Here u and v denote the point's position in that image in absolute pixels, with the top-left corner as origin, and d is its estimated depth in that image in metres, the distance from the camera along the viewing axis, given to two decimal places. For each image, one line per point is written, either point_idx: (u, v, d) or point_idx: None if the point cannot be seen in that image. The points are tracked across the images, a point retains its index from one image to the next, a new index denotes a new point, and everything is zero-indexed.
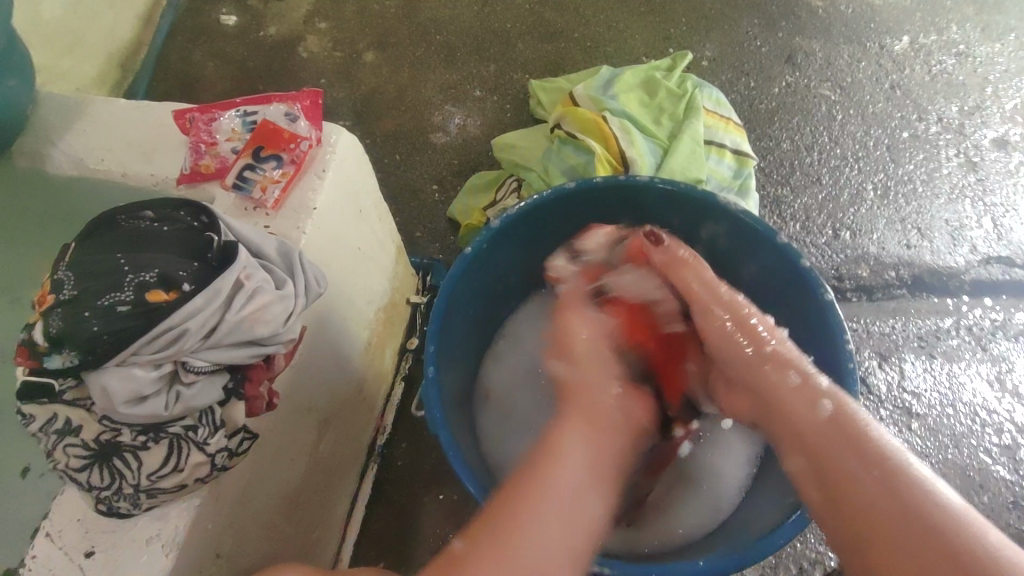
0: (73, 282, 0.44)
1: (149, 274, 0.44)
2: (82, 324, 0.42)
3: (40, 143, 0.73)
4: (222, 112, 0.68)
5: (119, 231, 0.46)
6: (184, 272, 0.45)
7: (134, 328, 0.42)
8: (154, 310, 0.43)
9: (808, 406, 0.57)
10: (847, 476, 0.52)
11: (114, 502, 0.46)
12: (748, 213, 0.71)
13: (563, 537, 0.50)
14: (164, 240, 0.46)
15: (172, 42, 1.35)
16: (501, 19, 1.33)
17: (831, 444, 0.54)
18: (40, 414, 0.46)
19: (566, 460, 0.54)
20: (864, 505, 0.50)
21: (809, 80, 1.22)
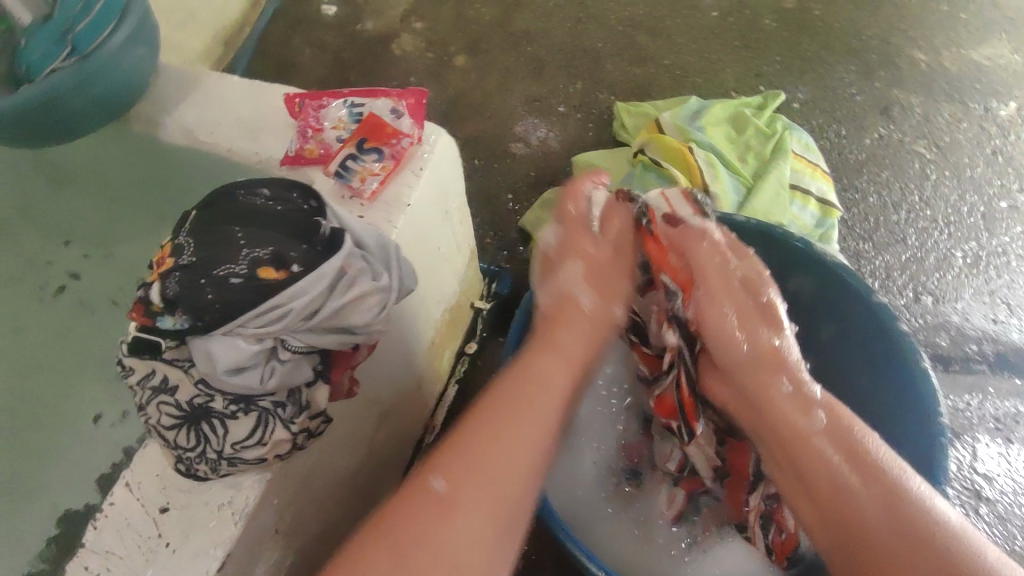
0: (193, 249, 0.45)
1: (262, 251, 0.45)
2: (197, 291, 0.44)
3: (156, 111, 0.77)
4: (331, 100, 0.69)
5: (237, 206, 0.48)
6: (294, 254, 0.46)
7: (244, 301, 0.44)
8: (264, 287, 0.44)
9: (802, 415, 0.56)
10: (840, 489, 0.51)
11: (195, 463, 0.48)
12: (842, 265, 0.68)
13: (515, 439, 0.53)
14: (277, 220, 0.47)
15: (275, 28, 1.41)
16: (594, 38, 1.34)
17: (846, 494, 0.51)
18: (141, 368, 0.48)
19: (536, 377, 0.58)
20: (866, 527, 0.49)
21: (903, 134, 1.19)
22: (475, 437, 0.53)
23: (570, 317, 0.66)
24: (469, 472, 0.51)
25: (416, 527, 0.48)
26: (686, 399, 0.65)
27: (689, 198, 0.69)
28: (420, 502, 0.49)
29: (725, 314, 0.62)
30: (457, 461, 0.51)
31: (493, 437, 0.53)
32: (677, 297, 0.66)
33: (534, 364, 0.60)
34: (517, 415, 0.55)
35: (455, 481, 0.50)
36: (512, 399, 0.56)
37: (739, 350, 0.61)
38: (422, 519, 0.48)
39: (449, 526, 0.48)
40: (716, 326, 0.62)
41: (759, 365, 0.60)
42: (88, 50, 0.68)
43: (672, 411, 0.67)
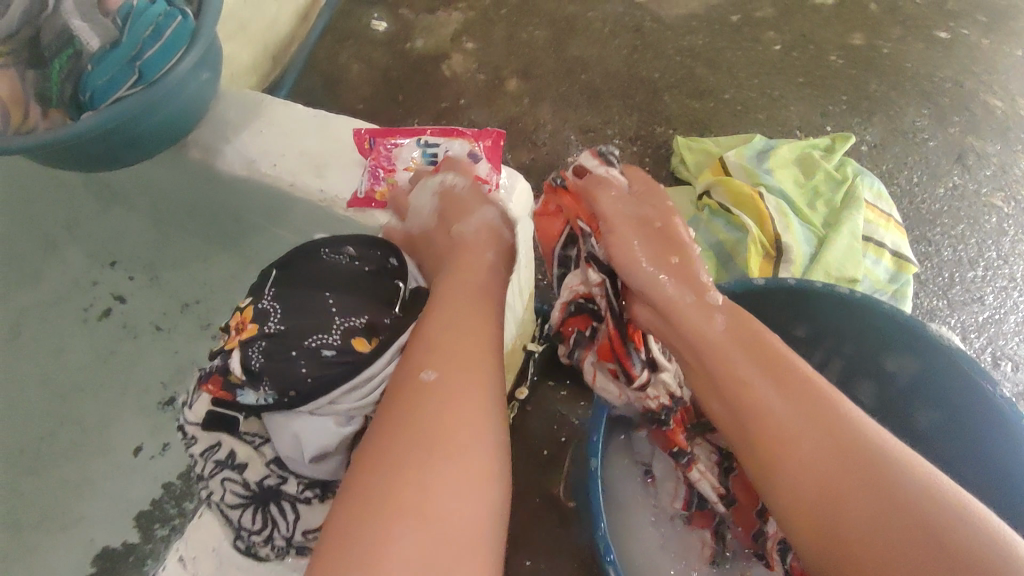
0: (281, 316, 0.45)
1: (354, 322, 0.46)
2: (290, 363, 0.44)
3: (215, 138, 0.74)
4: (404, 139, 0.66)
5: (324, 266, 0.48)
6: (383, 324, 0.47)
7: (340, 375, 0.45)
8: (356, 360, 0.46)
9: (704, 320, 0.58)
10: (761, 401, 0.52)
11: (256, 545, 0.45)
12: (958, 348, 0.63)
13: (474, 336, 0.49)
14: (365, 283, 0.49)
15: (325, 42, 1.39)
16: (651, 67, 1.30)
17: (759, 396, 0.52)
18: (206, 440, 0.46)
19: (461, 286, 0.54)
20: (783, 432, 0.50)
21: (979, 185, 1.13)
22: (431, 349, 0.46)
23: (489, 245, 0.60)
24: (451, 359, 0.46)
25: (408, 413, 0.43)
26: (615, 335, 0.68)
27: (596, 154, 0.72)
28: (408, 394, 0.44)
29: (634, 244, 0.64)
30: (442, 349, 0.47)
31: (447, 324, 0.48)
32: (591, 240, 0.69)
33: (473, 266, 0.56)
34: (456, 312, 0.50)
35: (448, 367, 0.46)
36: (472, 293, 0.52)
37: (659, 282, 0.62)
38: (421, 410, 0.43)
39: (455, 407, 0.44)
40: (626, 256, 0.63)
41: (678, 283, 0.61)
42: (155, 76, 0.66)
43: (611, 355, 0.69)
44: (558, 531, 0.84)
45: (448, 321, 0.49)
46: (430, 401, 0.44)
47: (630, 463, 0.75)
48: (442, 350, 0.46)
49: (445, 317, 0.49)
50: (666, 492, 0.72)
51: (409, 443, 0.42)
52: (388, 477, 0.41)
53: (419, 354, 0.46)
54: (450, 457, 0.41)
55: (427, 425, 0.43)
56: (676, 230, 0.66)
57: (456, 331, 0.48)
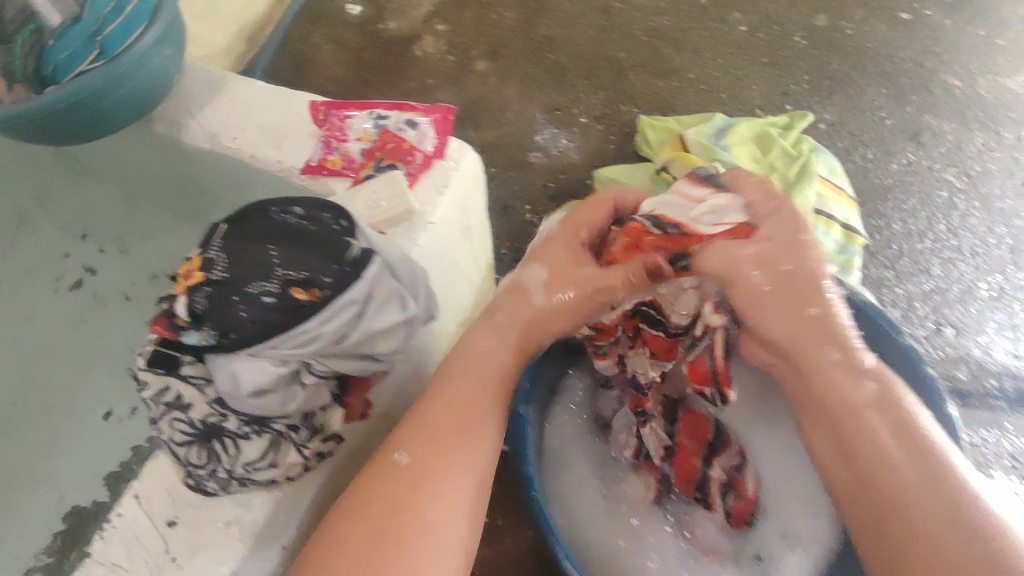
0: (226, 264, 0.44)
1: (297, 271, 0.44)
2: (229, 307, 0.42)
3: (179, 112, 0.76)
4: (358, 112, 0.69)
5: (272, 224, 0.47)
6: (327, 275, 0.45)
7: (280, 322, 0.42)
8: (298, 308, 0.43)
9: (849, 384, 0.54)
10: (887, 469, 0.49)
11: (204, 479, 0.47)
12: (872, 306, 0.68)
13: (461, 416, 0.57)
14: (312, 240, 0.47)
15: (299, 24, 1.41)
16: (618, 48, 1.33)
17: (883, 465, 0.50)
18: (155, 383, 0.46)
19: (470, 358, 0.62)
20: (899, 507, 0.47)
21: (932, 161, 1.16)
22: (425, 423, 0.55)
23: (519, 321, 0.65)
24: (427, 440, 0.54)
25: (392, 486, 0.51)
26: (719, 367, 0.65)
27: (697, 180, 0.68)
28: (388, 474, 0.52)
29: (753, 275, 0.60)
30: (420, 432, 0.55)
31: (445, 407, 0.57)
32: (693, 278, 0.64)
33: (476, 356, 0.62)
34: (457, 396, 0.58)
35: (421, 455, 0.53)
36: (468, 382, 0.59)
37: (801, 338, 0.57)
38: (387, 488, 0.51)
39: (429, 474, 0.52)
40: (750, 300, 0.60)
41: (813, 334, 0.57)
42: (117, 52, 0.69)
43: (703, 377, 0.66)
44: (514, 489, 0.88)
45: (443, 403, 0.57)
46: (412, 478, 0.52)
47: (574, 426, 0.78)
48: (434, 431, 0.55)
49: (447, 401, 0.57)
50: (619, 443, 0.76)
51: (387, 518, 0.49)
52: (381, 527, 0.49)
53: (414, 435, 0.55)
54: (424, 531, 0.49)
55: (381, 511, 0.50)
56: (815, 272, 0.59)
57: (449, 414, 0.56)
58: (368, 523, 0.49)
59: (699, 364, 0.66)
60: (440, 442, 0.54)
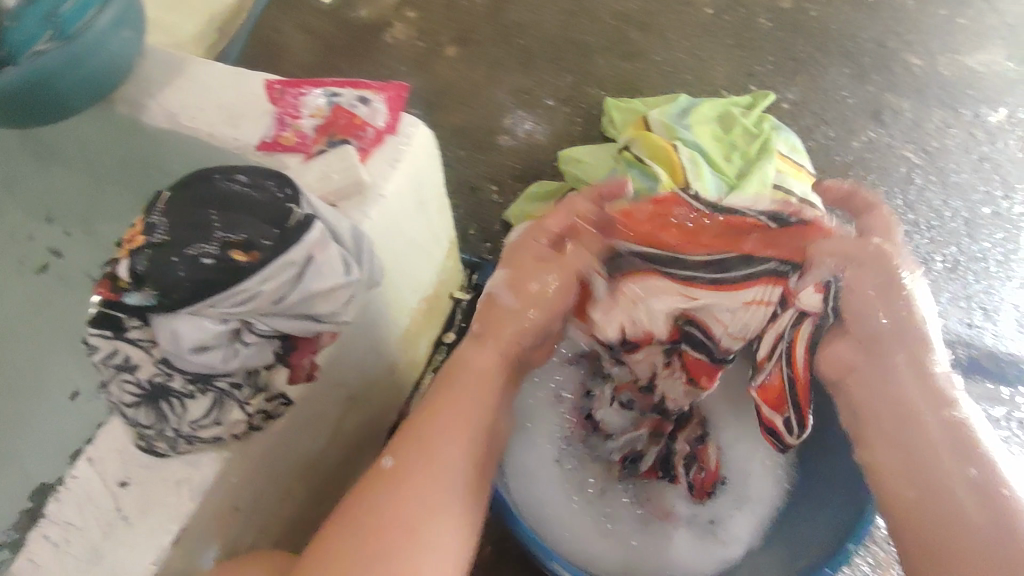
0: (167, 227, 0.45)
1: (237, 234, 0.45)
2: (169, 268, 0.44)
3: (139, 93, 0.77)
4: (311, 89, 0.70)
5: (215, 190, 0.48)
6: (266, 239, 0.46)
7: (219, 281, 0.44)
8: (236, 268, 0.44)
9: (954, 460, 0.52)
10: (970, 535, 0.48)
11: (154, 440, 0.49)
12: None
13: (460, 433, 0.57)
14: (254, 206, 0.48)
15: (269, 12, 1.41)
16: (586, 32, 1.34)
17: (967, 530, 0.48)
18: (104, 347, 0.47)
19: (465, 372, 0.62)
20: (970, 567, 0.46)
21: (892, 138, 1.19)
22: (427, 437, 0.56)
23: (519, 338, 0.65)
24: (416, 447, 0.55)
25: (379, 489, 0.52)
26: (799, 378, 0.66)
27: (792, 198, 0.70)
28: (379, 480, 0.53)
29: (869, 299, 0.60)
30: (415, 446, 0.55)
31: (439, 415, 0.58)
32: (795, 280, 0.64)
33: (471, 376, 0.62)
34: (458, 405, 0.59)
35: (404, 456, 0.54)
36: (457, 396, 0.59)
37: (898, 387, 0.58)
38: (382, 503, 0.51)
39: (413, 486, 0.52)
40: (859, 302, 0.61)
41: (924, 397, 0.56)
42: (75, 31, 0.70)
43: (780, 395, 0.68)
44: None
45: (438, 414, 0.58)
46: (396, 481, 0.53)
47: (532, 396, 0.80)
48: (426, 441, 0.55)
49: (442, 410, 0.58)
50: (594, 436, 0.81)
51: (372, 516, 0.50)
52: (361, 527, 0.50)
53: (407, 441, 0.56)
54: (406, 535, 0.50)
55: (369, 516, 0.50)
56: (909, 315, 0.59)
57: (441, 421, 0.57)
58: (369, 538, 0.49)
59: (775, 380, 0.68)
60: (437, 451, 0.55)
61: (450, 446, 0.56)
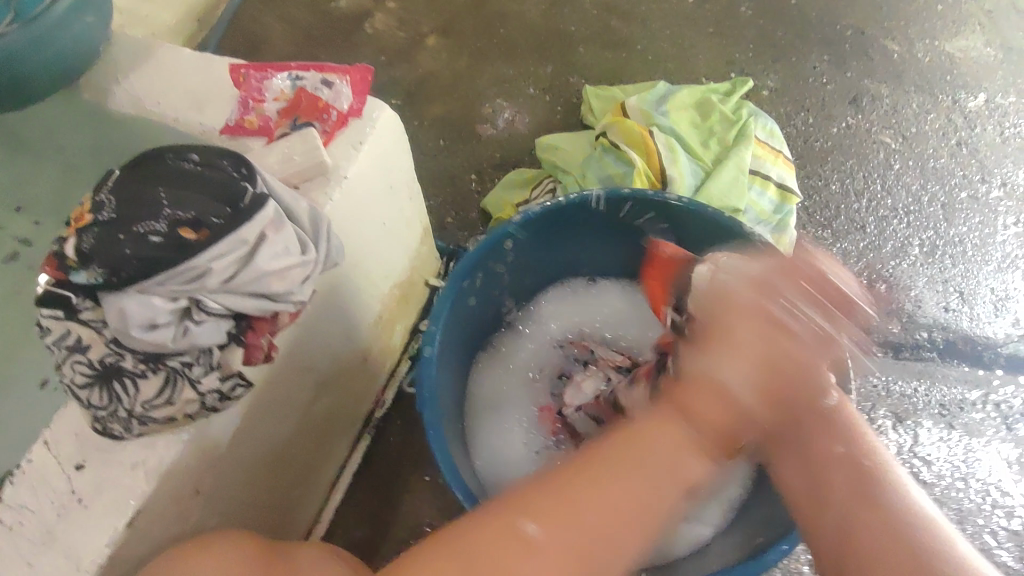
0: (114, 206, 0.45)
1: (185, 212, 0.45)
2: (115, 245, 0.44)
3: (105, 79, 0.76)
4: (275, 72, 0.69)
5: (165, 168, 0.48)
6: (216, 217, 0.46)
7: (165, 258, 0.44)
8: (184, 246, 0.45)
9: (828, 433, 0.55)
10: (847, 504, 0.52)
11: (109, 422, 0.49)
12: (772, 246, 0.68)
13: (610, 513, 0.45)
14: (205, 183, 0.48)
15: (249, 3, 1.40)
16: (567, 21, 1.34)
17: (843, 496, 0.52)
18: (55, 328, 0.47)
19: (653, 450, 0.47)
20: (851, 531, 0.50)
21: (871, 124, 1.19)
22: (588, 513, 0.45)
23: (705, 417, 0.48)
24: (569, 523, 0.45)
25: (507, 554, 0.44)
26: None
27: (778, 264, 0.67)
28: (506, 541, 0.44)
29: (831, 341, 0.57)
30: (558, 499, 0.45)
31: (603, 484, 0.46)
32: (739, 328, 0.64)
33: (659, 450, 0.47)
34: (627, 485, 0.46)
35: (554, 529, 0.44)
36: (637, 460, 0.46)
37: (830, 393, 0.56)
38: (500, 555, 0.44)
39: None
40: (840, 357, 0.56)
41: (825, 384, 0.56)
42: (33, 14, 0.70)
43: None
44: None
45: (605, 477, 0.46)
46: (528, 554, 0.44)
47: (503, 381, 0.81)
48: (578, 512, 0.45)
49: (612, 480, 0.46)
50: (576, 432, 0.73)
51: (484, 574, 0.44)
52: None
53: (553, 499, 0.45)
54: None
55: (484, 573, 0.44)
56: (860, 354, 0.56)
57: (612, 486, 0.46)
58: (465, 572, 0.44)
59: None
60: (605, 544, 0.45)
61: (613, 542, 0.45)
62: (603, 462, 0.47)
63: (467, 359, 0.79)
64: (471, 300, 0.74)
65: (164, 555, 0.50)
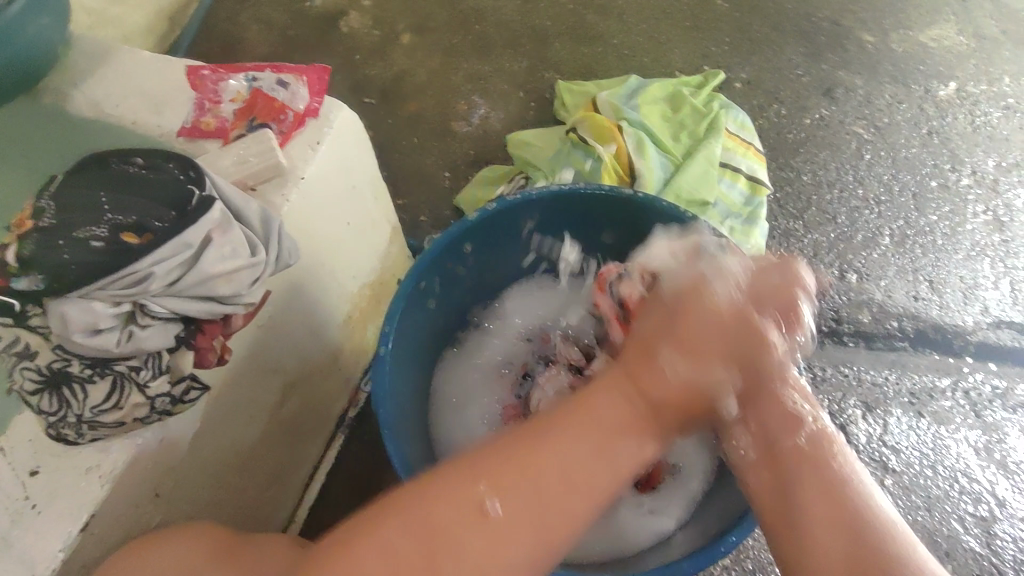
0: (54, 211, 0.48)
1: (126, 218, 0.48)
2: (55, 251, 0.47)
3: (66, 82, 0.75)
4: (232, 75, 0.70)
5: (108, 172, 0.50)
6: (158, 221, 0.48)
7: (105, 263, 0.46)
8: (125, 250, 0.47)
9: (787, 429, 0.56)
10: (807, 494, 0.51)
11: (59, 428, 0.48)
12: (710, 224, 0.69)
13: (561, 493, 0.50)
14: (149, 188, 0.50)
15: (223, 4, 1.39)
16: (542, 17, 1.34)
17: (806, 488, 0.52)
18: (4, 335, 0.49)
19: (600, 412, 0.54)
20: (804, 519, 0.50)
21: (844, 115, 1.19)
22: (544, 458, 0.50)
23: (669, 405, 0.56)
24: (525, 487, 0.49)
25: (461, 508, 0.48)
26: None
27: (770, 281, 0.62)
28: (469, 497, 0.48)
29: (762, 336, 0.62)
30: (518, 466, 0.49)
31: (561, 445, 0.51)
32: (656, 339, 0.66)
33: (604, 416, 0.53)
34: (579, 448, 0.51)
35: (512, 493, 0.49)
36: (589, 426, 0.52)
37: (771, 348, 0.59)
38: (461, 519, 0.48)
39: (498, 531, 0.48)
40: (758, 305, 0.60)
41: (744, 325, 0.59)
42: None
43: None
44: None
45: (562, 447, 0.51)
46: (483, 513, 0.48)
47: (469, 378, 0.81)
48: (538, 471, 0.50)
49: (566, 437, 0.52)
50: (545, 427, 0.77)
51: (439, 517, 0.47)
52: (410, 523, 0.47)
53: (522, 447, 0.51)
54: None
55: (438, 507, 0.48)
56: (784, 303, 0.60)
57: (565, 453, 0.51)
58: (431, 539, 0.47)
59: None
60: (535, 524, 0.48)
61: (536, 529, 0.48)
62: (565, 429, 0.52)
63: (432, 357, 0.79)
64: (430, 302, 0.74)
65: (117, 558, 0.51)
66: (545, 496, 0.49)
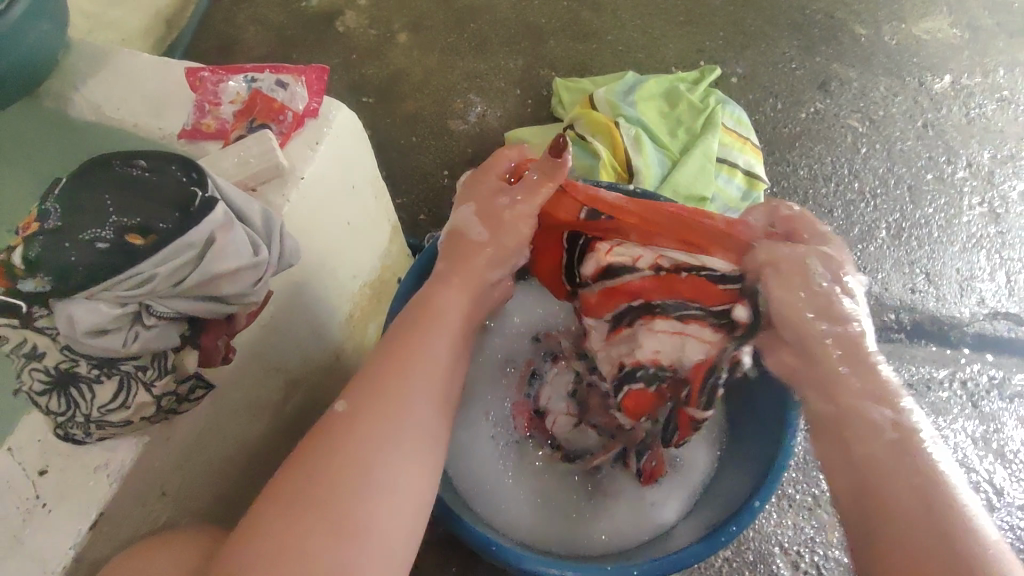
0: (59, 213, 0.48)
1: (131, 220, 0.48)
2: (61, 252, 0.46)
3: (65, 86, 0.76)
4: (231, 75, 0.70)
5: (111, 173, 0.50)
6: (162, 224, 0.48)
7: (110, 265, 0.46)
8: (132, 252, 0.47)
9: (866, 427, 0.51)
10: (889, 494, 0.47)
11: (69, 427, 0.50)
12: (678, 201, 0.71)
13: (408, 403, 0.53)
14: (152, 189, 0.50)
15: (220, 5, 1.39)
16: (537, 14, 1.34)
17: (891, 487, 0.47)
18: (14, 338, 0.48)
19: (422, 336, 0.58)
20: (891, 521, 0.46)
21: (839, 109, 1.20)
22: (367, 382, 0.53)
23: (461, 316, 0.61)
24: (373, 403, 0.51)
25: (328, 442, 0.49)
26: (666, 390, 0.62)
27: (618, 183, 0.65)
28: (326, 430, 0.50)
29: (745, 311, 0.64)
30: (370, 382, 0.53)
31: (390, 368, 0.54)
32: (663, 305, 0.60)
33: (420, 337, 0.58)
34: (404, 364, 0.55)
35: (356, 405, 0.51)
36: (401, 346, 0.56)
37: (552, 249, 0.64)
38: (332, 451, 0.48)
39: (370, 436, 0.49)
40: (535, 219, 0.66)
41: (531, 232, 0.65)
42: None
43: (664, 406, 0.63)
44: None
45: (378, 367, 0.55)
46: (347, 433, 0.49)
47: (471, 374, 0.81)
48: (377, 389, 0.52)
49: (388, 363, 0.55)
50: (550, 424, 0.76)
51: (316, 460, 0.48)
52: (298, 476, 0.47)
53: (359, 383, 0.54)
54: (374, 505, 0.47)
55: (314, 455, 0.48)
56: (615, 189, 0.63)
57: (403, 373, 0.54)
58: (327, 477, 0.47)
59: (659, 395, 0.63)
60: (405, 432, 0.51)
61: (411, 434, 0.51)
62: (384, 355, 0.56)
63: None
64: None
65: (126, 555, 0.52)
66: (401, 406, 0.52)
